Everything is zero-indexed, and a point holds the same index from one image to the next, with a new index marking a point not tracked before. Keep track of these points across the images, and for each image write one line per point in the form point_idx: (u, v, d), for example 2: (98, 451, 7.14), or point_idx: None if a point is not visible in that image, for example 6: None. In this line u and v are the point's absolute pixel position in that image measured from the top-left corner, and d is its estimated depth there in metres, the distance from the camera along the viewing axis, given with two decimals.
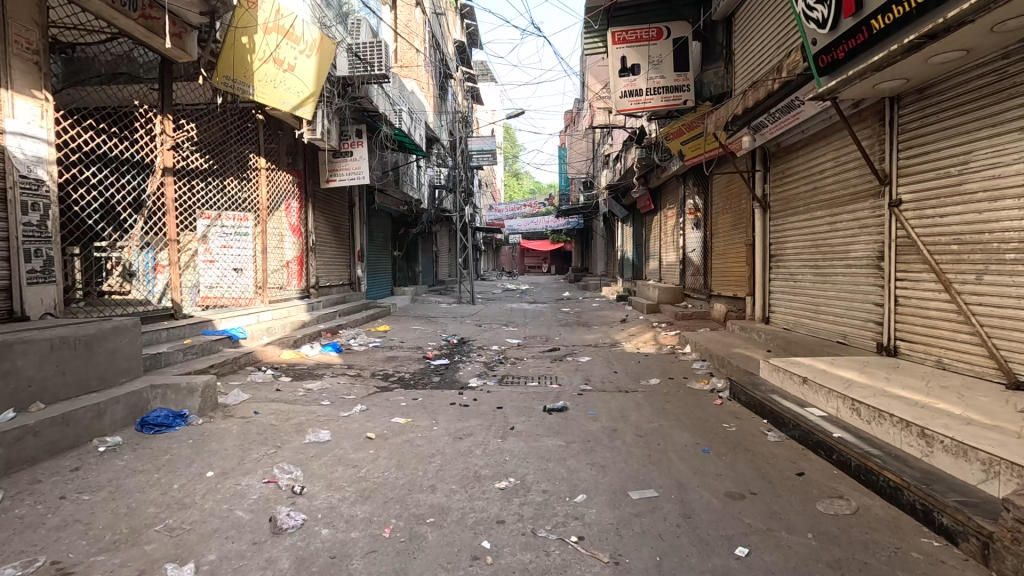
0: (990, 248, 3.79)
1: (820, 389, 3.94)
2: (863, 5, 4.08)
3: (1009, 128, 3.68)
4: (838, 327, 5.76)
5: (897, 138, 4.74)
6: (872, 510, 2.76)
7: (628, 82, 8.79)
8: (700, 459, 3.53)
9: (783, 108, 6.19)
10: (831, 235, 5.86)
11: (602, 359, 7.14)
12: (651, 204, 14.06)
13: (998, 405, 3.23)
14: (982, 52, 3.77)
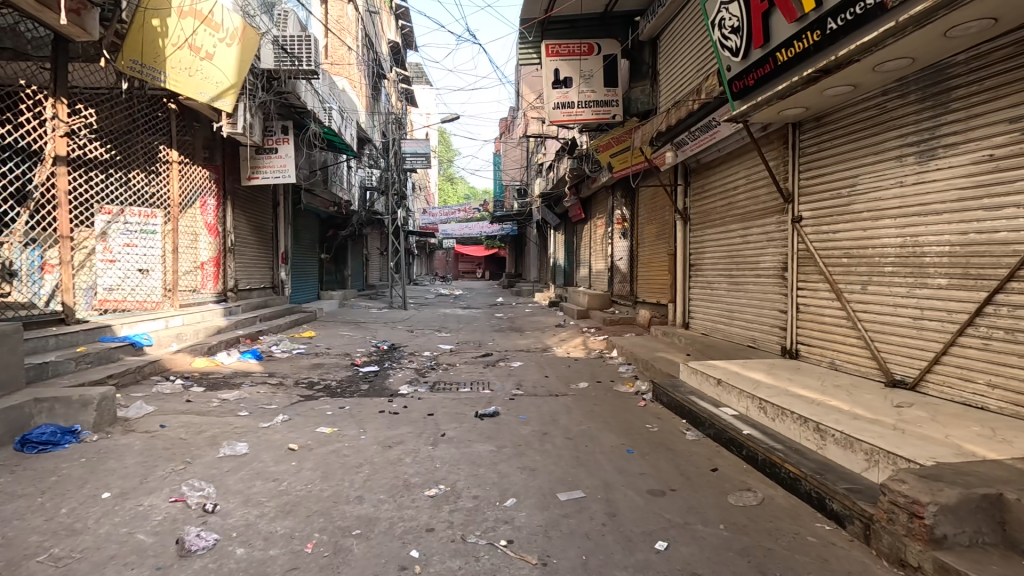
0: (872, 261, 4.27)
1: (732, 390, 4.25)
2: (771, 38, 4.48)
3: (887, 156, 4.16)
4: (749, 332, 6.24)
5: (800, 160, 5.23)
6: (775, 500, 3.02)
7: (561, 94, 9.09)
8: (625, 459, 3.68)
9: (701, 127, 6.62)
10: (743, 247, 6.35)
11: (534, 364, 7.25)
12: (582, 213, 14.48)
13: (878, 401, 3.64)
14: (866, 88, 4.25)
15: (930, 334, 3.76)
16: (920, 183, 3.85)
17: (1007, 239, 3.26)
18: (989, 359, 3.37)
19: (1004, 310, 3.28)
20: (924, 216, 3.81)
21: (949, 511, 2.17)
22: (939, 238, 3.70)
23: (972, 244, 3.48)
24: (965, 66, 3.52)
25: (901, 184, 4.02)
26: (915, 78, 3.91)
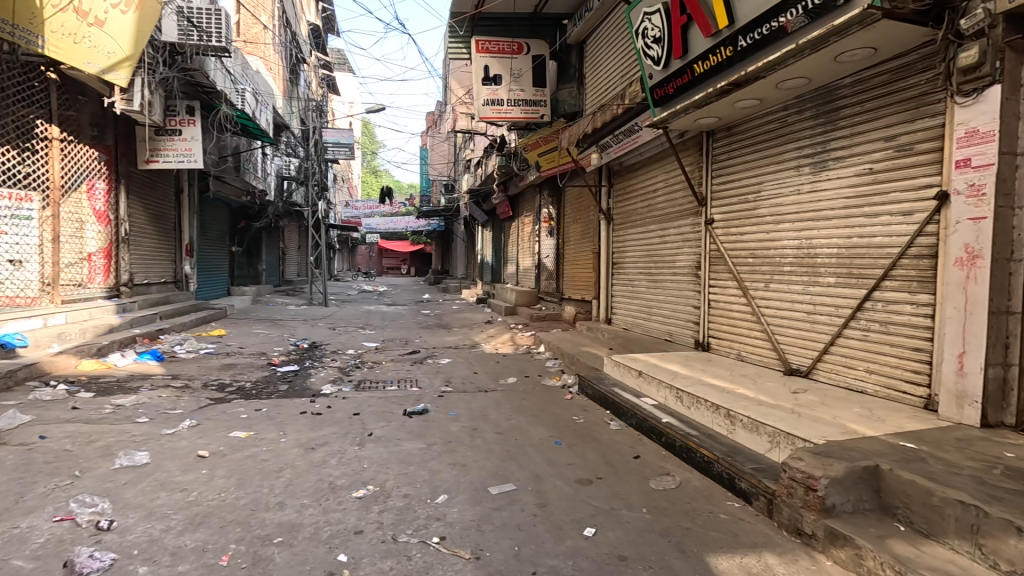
0: (773, 262, 4.70)
1: (652, 381, 4.50)
2: (689, 50, 4.78)
3: (787, 166, 4.58)
4: (666, 326, 6.63)
5: (713, 166, 5.62)
6: (692, 482, 3.24)
7: (491, 91, 9.11)
8: (554, 450, 3.78)
9: (625, 131, 6.91)
10: (661, 247, 6.72)
11: (463, 361, 7.21)
12: (510, 210, 14.61)
13: (778, 388, 4.02)
14: (770, 103, 4.65)
15: (821, 327, 4.21)
16: (814, 191, 4.28)
17: (883, 243, 3.70)
18: (867, 349, 3.82)
19: (880, 306, 3.73)
20: (816, 222, 4.25)
21: (838, 483, 2.44)
22: (829, 242, 4.13)
23: (855, 248, 3.92)
24: (851, 88, 3.95)
25: (798, 192, 4.45)
26: (810, 96, 4.33)
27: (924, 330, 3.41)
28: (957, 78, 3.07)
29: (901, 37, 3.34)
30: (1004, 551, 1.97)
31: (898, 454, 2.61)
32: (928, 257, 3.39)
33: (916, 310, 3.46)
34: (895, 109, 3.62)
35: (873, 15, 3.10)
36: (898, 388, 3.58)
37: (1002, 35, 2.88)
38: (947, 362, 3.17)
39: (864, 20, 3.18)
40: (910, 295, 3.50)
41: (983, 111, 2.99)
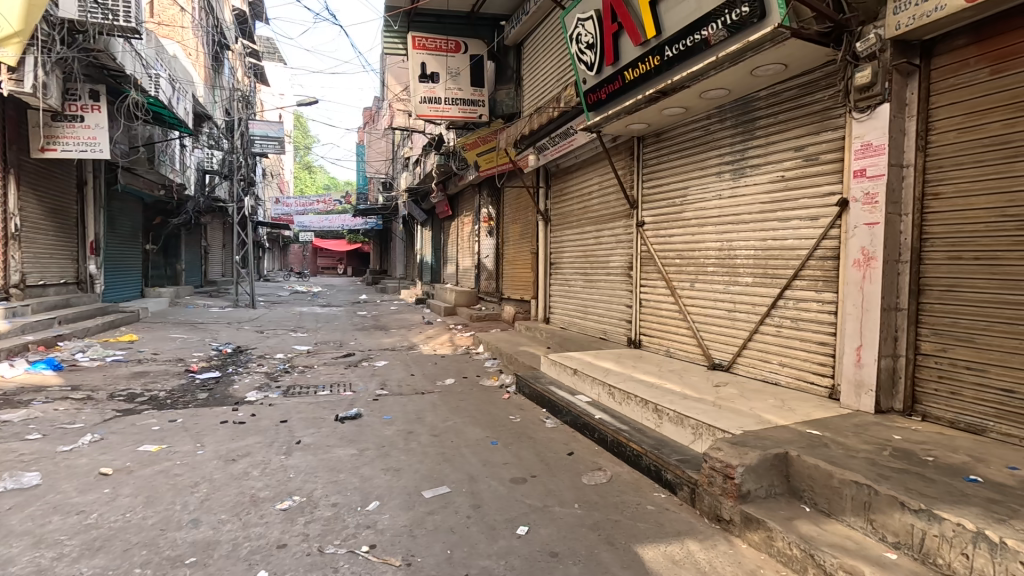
0: (698, 262, 4.96)
1: (586, 379, 4.61)
2: (619, 57, 4.93)
3: (709, 172, 4.84)
4: (601, 325, 6.82)
5: (643, 170, 5.84)
6: (622, 476, 3.35)
7: (428, 89, 8.98)
8: (489, 450, 3.78)
9: (561, 134, 7.03)
10: (595, 247, 6.91)
11: (400, 363, 7.06)
12: (449, 210, 14.46)
13: (702, 382, 4.24)
14: (695, 111, 4.90)
15: (740, 324, 4.48)
16: (734, 196, 4.55)
17: (793, 244, 4.00)
18: (780, 344, 4.11)
19: (791, 303, 4.02)
20: (735, 225, 4.53)
21: (752, 470, 2.60)
22: (746, 244, 4.41)
23: (768, 249, 4.22)
24: (765, 101, 4.24)
25: (719, 197, 4.72)
26: (731, 107, 4.60)
27: (828, 325, 3.71)
28: (855, 96, 3.38)
29: (807, 55, 3.62)
30: (891, 525, 2.19)
31: (804, 441, 2.83)
32: (831, 259, 3.69)
33: (822, 307, 3.76)
34: (803, 121, 3.92)
35: (783, 34, 3.35)
36: (807, 379, 3.88)
37: (891, 58, 3.20)
38: (847, 354, 3.47)
39: (775, 38, 3.42)
40: (817, 293, 3.80)
41: (875, 126, 3.30)
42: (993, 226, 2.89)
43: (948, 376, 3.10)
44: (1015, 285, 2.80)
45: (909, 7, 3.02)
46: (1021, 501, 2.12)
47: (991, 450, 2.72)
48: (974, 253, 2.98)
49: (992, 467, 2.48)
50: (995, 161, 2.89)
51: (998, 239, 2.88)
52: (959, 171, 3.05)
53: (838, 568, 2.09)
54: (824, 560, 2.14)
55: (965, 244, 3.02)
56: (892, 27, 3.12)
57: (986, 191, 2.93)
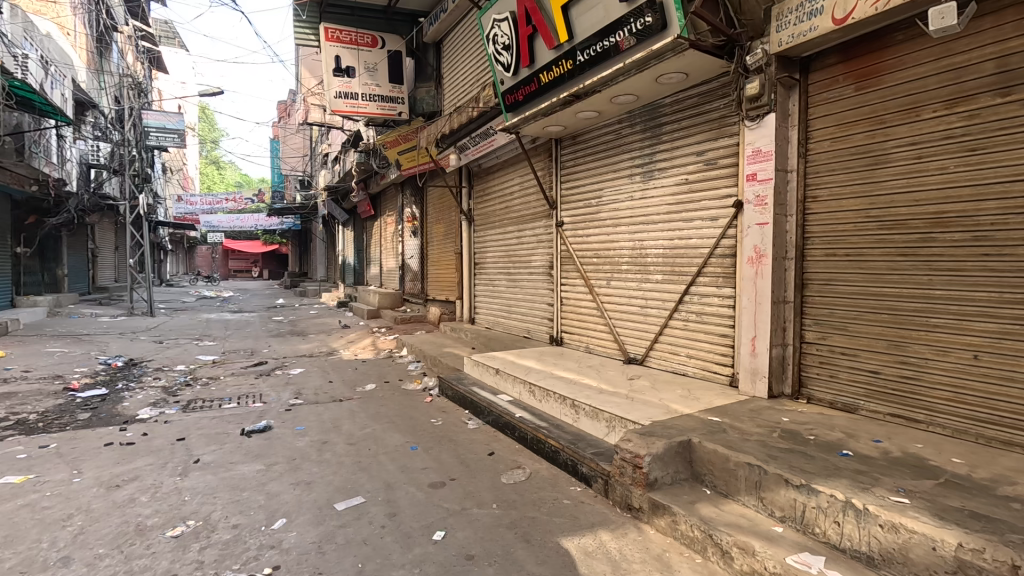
0: (613, 261, 5.16)
1: (508, 377, 4.64)
2: (535, 60, 5.01)
3: (622, 173, 5.04)
4: (524, 324, 6.90)
5: (561, 171, 5.97)
6: (540, 472, 3.40)
7: (343, 84, 8.65)
8: (408, 456, 3.69)
9: (481, 134, 7.04)
10: (518, 247, 6.98)
11: (317, 369, 6.73)
12: (371, 209, 14.00)
13: (617, 376, 4.41)
14: (607, 115, 5.07)
15: (652, 319, 4.70)
16: (644, 197, 4.78)
17: (696, 243, 4.25)
18: (687, 336, 4.36)
19: (695, 299, 4.28)
20: (646, 225, 4.75)
21: (658, 458, 2.74)
22: (656, 243, 4.64)
23: (676, 248, 4.46)
24: (670, 107, 4.47)
25: (631, 198, 4.93)
26: (640, 112, 4.81)
27: (728, 318, 3.99)
28: (746, 105, 3.65)
29: (704, 66, 3.87)
30: (778, 500, 2.38)
31: (705, 428, 3.01)
32: (728, 257, 3.97)
33: (722, 302, 4.03)
34: (703, 127, 4.17)
35: (682, 44, 3.56)
36: (711, 369, 4.14)
37: (775, 72, 3.50)
38: (743, 345, 3.75)
39: (675, 48, 3.63)
40: (718, 289, 4.07)
41: (764, 134, 3.59)
42: (860, 226, 3.23)
43: (827, 361, 3.44)
44: (878, 278, 3.15)
45: (790, 26, 3.33)
46: (882, 470, 2.39)
47: (861, 426, 3.04)
48: (846, 250, 3.31)
49: (861, 441, 2.77)
50: (861, 168, 3.23)
51: (864, 238, 3.22)
52: (833, 176, 3.38)
53: (732, 546, 2.24)
54: (721, 539, 2.29)
55: (838, 242, 3.36)
56: (776, 43, 3.42)
57: (854, 194, 3.27)
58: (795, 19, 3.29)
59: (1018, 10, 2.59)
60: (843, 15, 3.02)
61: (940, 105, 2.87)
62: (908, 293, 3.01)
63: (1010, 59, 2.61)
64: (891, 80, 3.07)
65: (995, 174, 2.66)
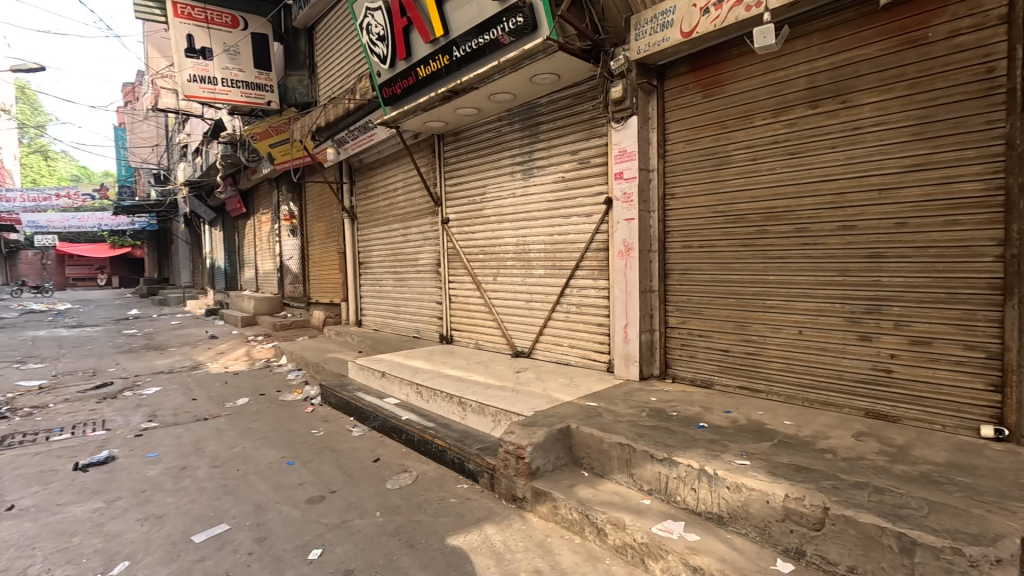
0: (498, 257, 5.23)
1: (394, 380, 4.50)
2: (412, 53, 4.91)
3: (504, 170, 5.10)
4: (413, 323, 6.77)
5: (444, 167, 5.90)
6: (427, 474, 3.34)
7: (198, 66, 7.76)
8: (283, 472, 3.42)
9: (361, 127, 6.76)
10: (404, 246, 6.80)
11: (177, 387, 5.98)
12: (242, 207, 12.79)
13: (505, 370, 4.49)
14: (487, 112, 5.11)
15: (537, 312, 4.84)
16: (525, 195, 4.89)
17: (574, 239, 4.44)
18: (569, 327, 4.55)
19: (575, 291, 4.48)
20: (528, 222, 4.87)
21: (539, 447, 2.82)
22: (538, 239, 4.78)
23: (555, 244, 4.62)
24: (546, 107, 4.62)
25: (513, 195, 5.02)
26: (518, 111, 4.91)
27: (603, 308, 4.23)
28: (612, 108, 3.89)
29: (574, 69, 4.05)
30: (645, 475, 2.57)
31: (583, 413, 3.17)
32: (602, 251, 4.21)
33: (598, 293, 4.27)
34: (576, 127, 4.36)
35: (552, 46, 3.69)
36: (591, 356, 4.37)
37: (636, 78, 3.77)
38: (617, 332, 4.02)
39: (546, 50, 3.76)
40: (594, 281, 4.29)
41: (628, 135, 3.85)
42: (710, 220, 3.60)
43: (688, 343, 3.79)
44: (725, 266, 3.53)
45: (646, 35, 3.61)
46: (730, 437, 2.68)
47: (715, 399, 3.40)
48: (699, 243, 3.67)
49: (715, 413, 3.09)
50: (709, 167, 3.59)
51: (713, 231, 3.59)
52: (687, 176, 3.73)
53: (606, 522, 2.37)
54: (596, 518, 2.41)
55: (692, 235, 3.72)
56: (636, 51, 3.68)
57: (705, 191, 3.63)
58: (651, 30, 3.57)
59: (822, 35, 3.03)
60: (689, 29, 3.34)
61: (768, 113, 3.27)
62: (748, 279, 3.42)
63: (818, 76, 3.05)
64: (731, 90, 3.45)
65: (809, 174, 3.10)
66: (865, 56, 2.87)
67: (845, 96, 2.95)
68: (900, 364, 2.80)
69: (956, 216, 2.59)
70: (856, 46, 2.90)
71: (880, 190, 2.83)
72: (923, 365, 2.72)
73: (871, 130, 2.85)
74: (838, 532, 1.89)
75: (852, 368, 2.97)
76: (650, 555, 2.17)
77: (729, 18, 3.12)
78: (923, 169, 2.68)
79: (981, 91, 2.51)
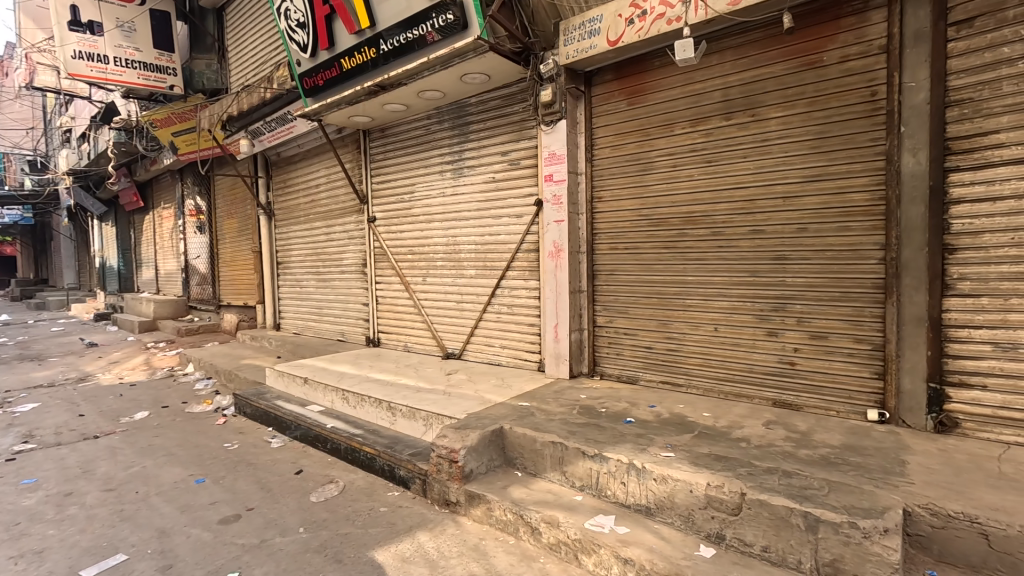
0: (427, 258, 5.13)
1: (317, 386, 4.26)
2: (336, 43, 4.68)
3: (433, 169, 5.00)
4: (337, 326, 6.46)
5: (370, 164, 5.70)
6: (355, 483, 3.20)
7: (86, 42, 6.95)
8: (192, 492, 3.13)
9: (278, 119, 6.38)
10: (326, 245, 6.48)
11: (60, 402, 5.29)
12: (139, 200, 11.61)
13: (436, 372, 4.40)
14: (416, 109, 4.99)
15: (467, 313, 4.80)
16: (455, 194, 4.83)
17: (504, 239, 4.45)
18: (500, 328, 4.56)
19: (506, 292, 4.49)
20: (458, 222, 4.82)
21: (473, 450, 2.78)
22: (468, 240, 4.74)
23: (486, 245, 4.61)
24: (476, 107, 4.60)
25: (443, 195, 4.94)
26: (447, 109, 4.85)
27: (534, 309, 4.28)
28: (541, 111, 3.94)
29: (504, 70, 4.06)
30: (577, 472, 2.62)
31: (516, 414, 3.18)
32: (533, 252, 4.25)
33: (529, 293, 4.31)
34: (506, 128, 4.38)
35: (482, 46, 3.67)
36: (522, 356, 4.40)
37: (564, 83, 3.84)
38: (548, 331, 4.08)
39: (476, 49, 3.73)
40: (525, 282, 4.33)
41: (557, 138, 3.92)
42: (635, 223, 3.76)
43: (614, 341, 3.93)
44: (649, 267, 3.70)
45: (574, 41, 3.69)
46: (656, 430, 2.81)
47: (641, 395, 3.55)
48: (625, 244, 3.82)
49: (641, 408, 3.22)
50: (634, 172, 3.75)
51: (637, 233, 3.75)
52: (614, 180, 3.86)
53: (540, 521, 2.39)
54: (531, 518, 2.42)
55: (618, 237, 3.86)
56: (564, 56, 3.75)
57: (630, 195, 3.78)
58: (578, 36, 3.66)
59: (734, 52, 3.25)
60: (615, 38, 3.46)
61: (687, 123, 3.47)
62: (669, 279, 3.60)
63: (731, 91, 3.27)
64: (654, 99, 3.61)
65: (724, 181, 3.31)
66: (770, 75, 3.12)
67: (754, 110, 3.18)
68: (802, 356, 3.07)
69: (847, 223, 2.89)
70: (763, 64, 3.14)
71: (785, 198, 3.08)
72: (821, 357, 3.01)
73: (777, 142, 3.10)
74: (753, 515, 2.03)
75: (761, 361, 3.22)
76: (583, 550, 2.21)
77: (652, 30, 3.28)
78: (820, 180, 2.97)
79: (866, 111, 2.81)
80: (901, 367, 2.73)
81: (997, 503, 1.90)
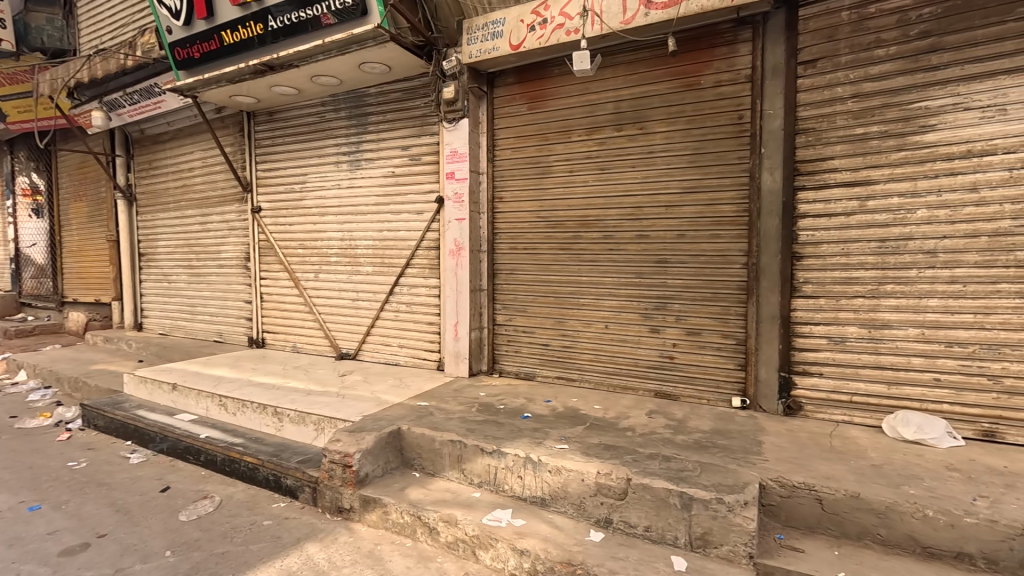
0: (319, 252, 4.84)
1: (188, 393, 3.83)
2: (215, 14, 4.24)
3: (328, 159, 4.73)
4: (213, 326, 5.86)
5: (255, 150, 5.24)
6: (234, 497, 2.93)
7: None
8: (23, 522, 2.65)
9: (143, 91, 5.65)
10: (201, 235, 5.85)
11: None
12: None
13: (328, 373, 4.17)
14: (309, 94, 4.68)
15: (363, 311, 4.60)
16: (351, 187, 4.61)
17: (404, 236, 4.35)
18: (398, 327, 4.44)
19: (405, 290, 4.38)
20: (354, 216, 4.61)
21: (368, 453, 2.68)
22: (365, 234, 4.56)
23: (384, 241, 4.47)
24: (375, 98, 4.43)
25: (338, 187, 4.69)
26: (344, 97, 4.61)
27: (434, 307, 4.23)
28: (443, 107, 3.91)
29: (406, 62, 3.96)
30: (476, 469, 2.64)
31: (414, 414, 3.12)
32: (433, 250, 4.20)
33: (429, 291, 4.25)
34: (407, 122, 4.27)
35: (383, 35, 3.56)
36: (421, 355, 4.33)
37: (467, 82, 3.84)
38: (448, 329, 4.05)
39: (376, 38, 3.60)
40: (424, 280, 4.27)
41: (459, 136, 3.91)
42: (534, 224, 3.87)
43: (513, 339, 4.02)
44: (546, 267, 3.83)
45: (477, 41, 3.70)
46: (551, 424, 2.92)
47: (537, 390, 3.67)
48: (524, 244, 3.92)
49: (537, 403, 3.33)
50: (533, 175, 3.86)
51: (536, 234, 3.87)
52: (514, 181, 3.95)
53: (438, 521, 2.37)
54: (429, 518, 2.39)
55: (518, 238, 3.94)
56: (467, 54, 3.75)
57: (530, 198, 3.89)
58: (481, 37, 3.68)
59: (625, 68, 3.48)
60: (517, 42, 3.53)
61: (583, 131, 3.64)
62: (565, 279, 3.76)
63: (622, 104, 3.50)
64: (553, 105, 3.74)
65: (615, 188, 3.54)
66: (657, 92, 3.38)
67: (642, 123, 3.44)
68: (679, 351, 3.38)
69: (718, 231, 3.23)
70: (650, 82, 3.40)
71: (667, 207, 3.37)
72: (695, 352, 3.33)
73: (661, 155, 3.38)
74: (638, 499, 2.19)
75: (645, 356, 3.49)
76: (481, 546, 2.23)
77: (552, 39, 3.40)
78: (697, 191, 3.28)
79: (734, 133, 3.16)
80: (759, 359, 3.12)
81: (829, 472, 2.25)
